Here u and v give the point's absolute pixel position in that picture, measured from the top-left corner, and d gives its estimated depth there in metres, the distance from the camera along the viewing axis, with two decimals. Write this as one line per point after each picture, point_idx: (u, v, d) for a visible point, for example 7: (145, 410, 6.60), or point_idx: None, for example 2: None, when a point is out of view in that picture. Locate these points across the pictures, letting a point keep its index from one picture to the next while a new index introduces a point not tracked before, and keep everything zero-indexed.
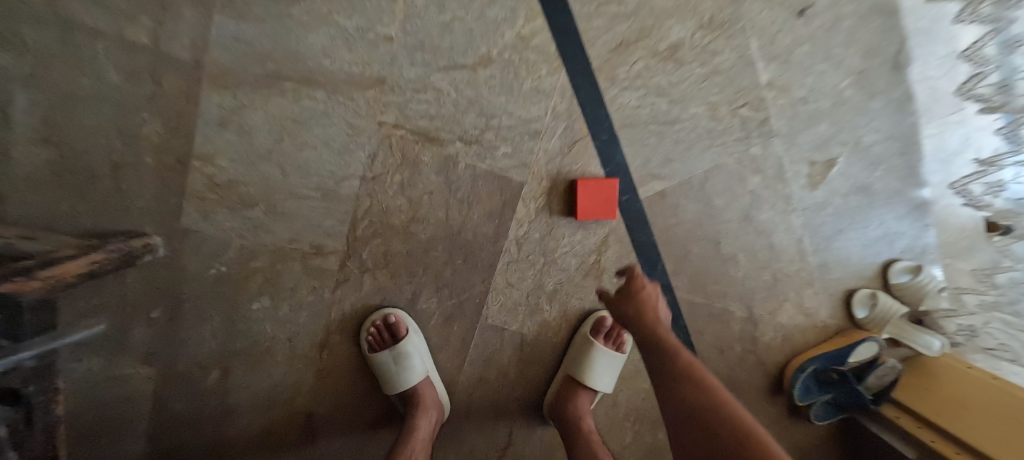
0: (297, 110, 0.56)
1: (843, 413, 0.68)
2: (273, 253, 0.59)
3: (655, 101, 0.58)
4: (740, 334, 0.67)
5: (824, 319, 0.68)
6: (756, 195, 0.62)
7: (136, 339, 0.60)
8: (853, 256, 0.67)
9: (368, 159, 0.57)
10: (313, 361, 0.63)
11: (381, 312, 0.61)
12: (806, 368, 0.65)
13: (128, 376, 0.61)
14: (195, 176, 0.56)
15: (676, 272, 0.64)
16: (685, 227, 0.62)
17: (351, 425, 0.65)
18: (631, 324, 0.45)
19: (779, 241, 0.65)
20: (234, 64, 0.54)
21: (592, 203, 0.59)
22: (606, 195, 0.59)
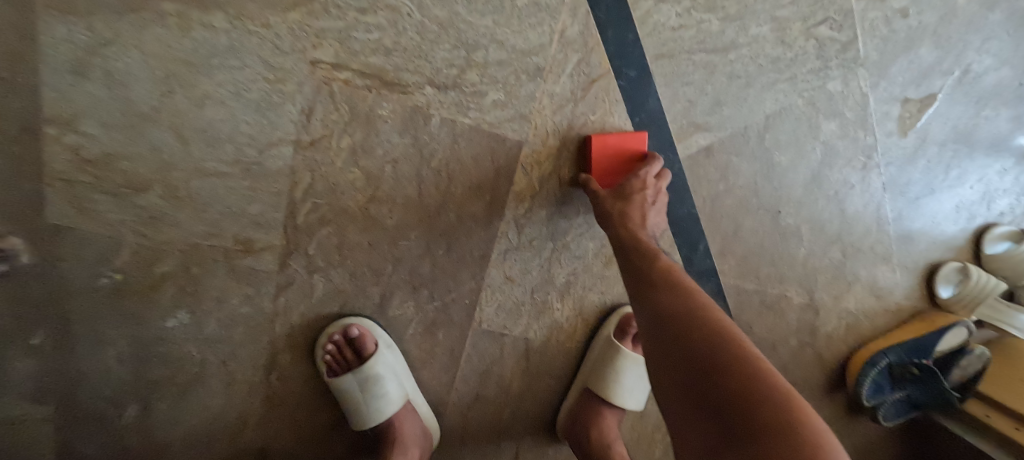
0: (189, 45, 0.38)
1: (917, 411, 0.57)
2: (184, 251, 0.43)
3: (702, 18, 0.42)
4: (799, 324, 0.54)
5: (900, 300, 0.55)
6: (829, 147, 0.47)
7: (14, 374, 0.45)
8: (943, 223, 0.52)
9: (302, 116, 0.41)
10: (259, 386, 0.49)
11: (340, 323, 0.46)
12: (880, 364, 0.53)
13: (14, 419, 0.47)
14: (52, 149, 0.39)
15: (723, 253, 0.50)
16: (736, 194, 0.47)
17: (317, 459, 0.52)
18: (611, 219, 0.39)
19: (853, 207, 0.50)
20: None
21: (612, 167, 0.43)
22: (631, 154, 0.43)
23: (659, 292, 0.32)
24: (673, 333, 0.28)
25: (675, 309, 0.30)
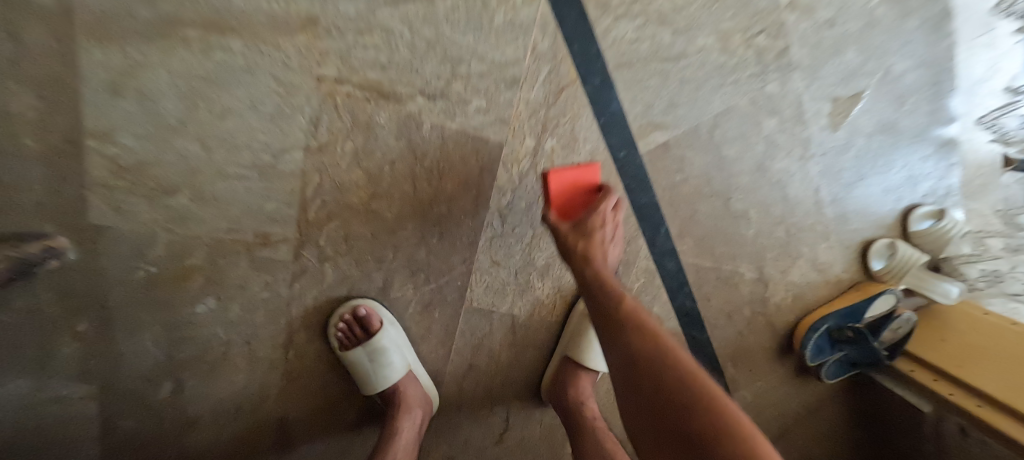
0: (209, 66, 0.44)
1: (856, 369, 0.65)
2: (210, 246, 0.50)
3: (655, 32, 0.48)
4: (751, 296, 0.62)
5: (839, 273, 0.63)
6: (770, 140, 0.54)
7: (64, 356, 0.52)
8: (874, 205, 0.60)
9: (310, 124, 0.47)
10: (279, 362, 0.56)
11: (349, 305, 0.52)
12: (820, 327, 0.61)
13: (66, 396, 0.53)
14: (94, 159, 0.45)
15: (682, 235, 0.57)
16: (691, 184, 0.55)
17: (332, 425, 0.60)
18: (576, 258, 0.43)
19: (795, 192, 0.57)
20: (113, 7, 0.41)
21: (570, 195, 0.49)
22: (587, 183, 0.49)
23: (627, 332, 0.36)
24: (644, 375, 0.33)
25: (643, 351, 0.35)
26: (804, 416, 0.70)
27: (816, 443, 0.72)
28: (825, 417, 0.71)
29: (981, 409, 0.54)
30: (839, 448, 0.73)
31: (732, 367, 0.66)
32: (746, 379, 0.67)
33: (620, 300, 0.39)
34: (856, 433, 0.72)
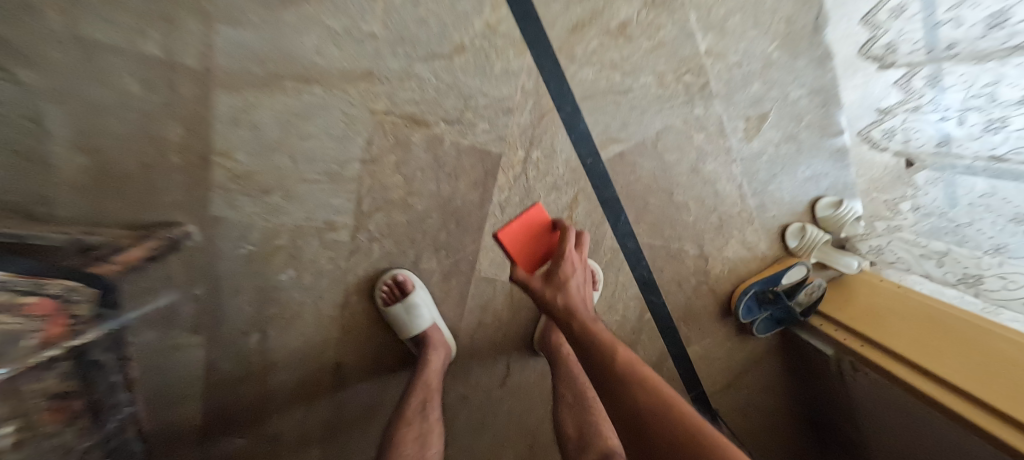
0: (298, 105, 0.64)
1: (782, 325, 0.83)
2: (293, 231, 0.69)
3: (609, 74, 0.67)
4: (694, 268, 0.81)
5: (764, 250, 0.81)
6: (701, 149, 0.73)
7: (184, 314, 0.71)
8: (785, 197, 0.79)
9: (365, 143, 0.66)
10: (338, 319, 0.75)
11: (390, 274, 0.72)
12: (749, 291, 0.79)
13: (183, 344, 0.72)
14: (217, 170, 0.65)
15: (637, 221, 0.76)
16: (642, 183, 0.73)
17: (376, 368, 0.79)
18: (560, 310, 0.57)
19: (723, 188, 0.76)
20: (237, 69, 0.61)
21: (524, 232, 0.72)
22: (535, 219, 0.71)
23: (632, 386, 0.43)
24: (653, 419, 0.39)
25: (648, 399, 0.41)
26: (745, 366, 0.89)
27: (756, 389, 0.91)
28: (762, 367, 0.90)
29: (861, 346, 0.74)
30: (775, 393, 0.91)
31: (684, 325, 0.84)
32: (695, 335, 0.85)
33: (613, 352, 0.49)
34: (788, 380, 0.91)
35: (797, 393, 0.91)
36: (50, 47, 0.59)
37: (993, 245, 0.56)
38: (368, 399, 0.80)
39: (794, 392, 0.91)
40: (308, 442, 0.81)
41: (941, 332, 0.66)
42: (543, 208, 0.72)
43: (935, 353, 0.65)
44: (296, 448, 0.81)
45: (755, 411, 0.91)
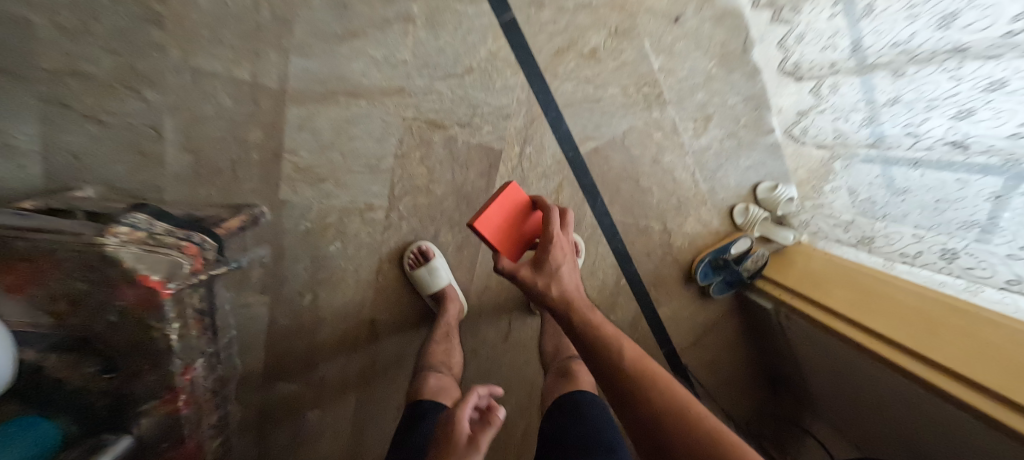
0: (348, 114, 0.84)
1: (733, 287, 1.02)
2: (341, 212, 0.89)
3: (584, 87, 0.87)
4: (660, 241, 0.99)
5: (716, 226, 1.00)
6: (660, 145, 0.93)
7: (253, 278, 0.90)
8: (731, 182, 0.98)
9: (397, 143, 0.87)
10: (374, 283, 0.94)
11: (416, 245, 0.91)
12: (705, 258, 0.97)
13: (251, 302, 0.91)
14: (286, 164, 0.85)
15: (611, 203, 0.95)
16: (614, 171, 0.93)
17: (404, 323, 0.98)
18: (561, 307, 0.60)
19: (679, 176, 0.95)
20: (304, 88, 0.82)
21: (501, 217, 0.67)
22: (513, 198, 0.68)
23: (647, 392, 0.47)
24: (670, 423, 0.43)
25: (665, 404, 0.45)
26: (708, 324, 1.07)
27: (719, 345, 1.08)
28: (723, 325, 1.08)
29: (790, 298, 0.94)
30: (735, 348, 1.09)
31: (654, 290, 1.03)
32: (664, 298, 1.04)
33: (621, 351, 0.52)
34: (744, 336, 1.09)
35: (754, 347, 1.09)
36: (168, 74, 0.79)
37: (884, 210, 0.78)
38: (397, 350, 0.99)
39: (751, 346, 1.09)
40: (347, 387, 0.99)
41: (863, 291, 0.84)
42: (517, 186, 0.69)
43: (848, 304, 0.84)
44: (338, 393, 0.99)
45: (718, 363, 1.09)
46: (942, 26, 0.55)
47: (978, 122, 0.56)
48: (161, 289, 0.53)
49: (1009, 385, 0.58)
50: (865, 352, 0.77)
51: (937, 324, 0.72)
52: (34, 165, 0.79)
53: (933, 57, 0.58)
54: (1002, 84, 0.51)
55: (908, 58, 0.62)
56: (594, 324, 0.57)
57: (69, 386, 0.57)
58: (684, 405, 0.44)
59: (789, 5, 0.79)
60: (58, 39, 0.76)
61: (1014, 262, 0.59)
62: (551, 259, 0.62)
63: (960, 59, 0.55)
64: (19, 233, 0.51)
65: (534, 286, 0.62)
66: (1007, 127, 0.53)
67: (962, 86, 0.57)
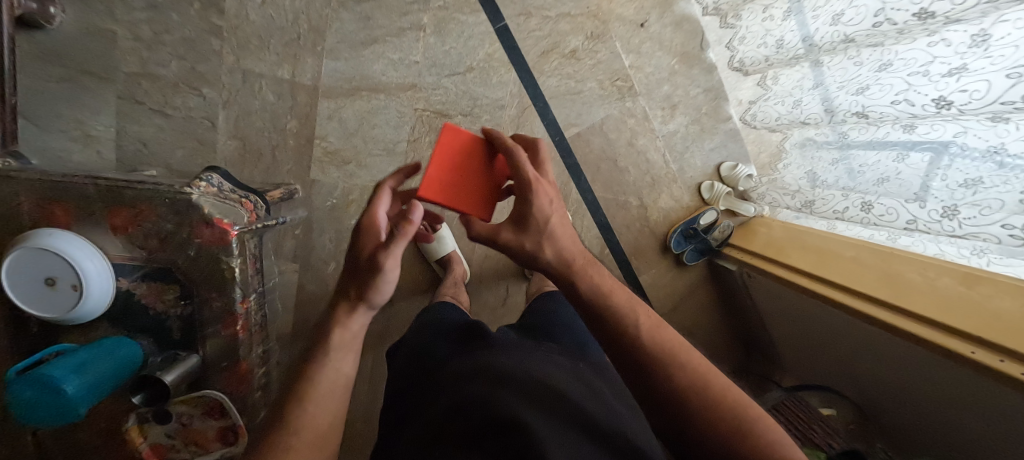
0: (370, 106, 1.01)
1: (705, 255, 1.17)
2: (362, 189, 1.04)
3: (567, 82, 1.05)
4: (638, 215, 1.15)
5: (686, 201, 1.16)
6: (632, 130, 1.10)
7: (287, 248, 1.04)
8: (696, 163, 1.15)
9: (411, 129, 1.03)
10: None
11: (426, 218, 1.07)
12: (676, 229, 1.12)
13: (284, 270, 1.05)
14: (317, 148, 1.01)
15: (593, 180, 1.11)
16: (595, 153, 1.09)
17: (416, 289, 1.11)
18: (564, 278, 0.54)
19: (652, 156, 1.12)
20: (334, 84, 0.99)
21: (447, 171, 0.62)
22: (451, 146, 0.63)
23: (668, 368, 0.45)
24: (696, 403, 0.43)
25: (688, 382, 0.44)
26: (684, 290, 1.20)
27: (696, 310, 1.21)
28: (698, 291, 1.21)
29: (753, 259, 1.07)
30: (711, 312, 1.21)
31: (635, 258, 1.17)
32: (644, 266, 1.17)
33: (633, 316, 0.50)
34: (719, 302, 1.22)
35: (728, 312, 1.22)
36: (223, 75, 0.97)
37: (822, 177, 0.93)
38: (409, 314, 1.10)
39: (727, 311, 1.21)
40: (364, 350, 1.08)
41: (821, 254, 0.95)
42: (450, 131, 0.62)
43: (808, 263, 0.95)
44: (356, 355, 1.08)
45: (697, 327, 1.21)
46: (835, 22, 0.72)
47: (870, 95, 0.72)
48: (229, 230, 0.67)
49: (948, 315, 0.67)
50: (817, 298, 0.88)
51: (883, 269, 0.82)
52: (109, 151, 0.95)
53: (836, 46, 0.74)
54: (888, 66, 0.67)
55: (817, 49, 0.79)
56: (601, 292, 0.52)
57: (152, 312, 0.70)
58: (701, 380, 0.45)
59: (732, 12, 0.95)
60: (137, 47, 0.94)
61: (912, 204, 0.74)
62: (534, 215, 0.54)
63: (856, 48, 0.72)
64: (127, 185, 0.65)
65: (521, 249, 0.54)
66: (890, 96, 0.68)
67: (862, 69, 0.72)
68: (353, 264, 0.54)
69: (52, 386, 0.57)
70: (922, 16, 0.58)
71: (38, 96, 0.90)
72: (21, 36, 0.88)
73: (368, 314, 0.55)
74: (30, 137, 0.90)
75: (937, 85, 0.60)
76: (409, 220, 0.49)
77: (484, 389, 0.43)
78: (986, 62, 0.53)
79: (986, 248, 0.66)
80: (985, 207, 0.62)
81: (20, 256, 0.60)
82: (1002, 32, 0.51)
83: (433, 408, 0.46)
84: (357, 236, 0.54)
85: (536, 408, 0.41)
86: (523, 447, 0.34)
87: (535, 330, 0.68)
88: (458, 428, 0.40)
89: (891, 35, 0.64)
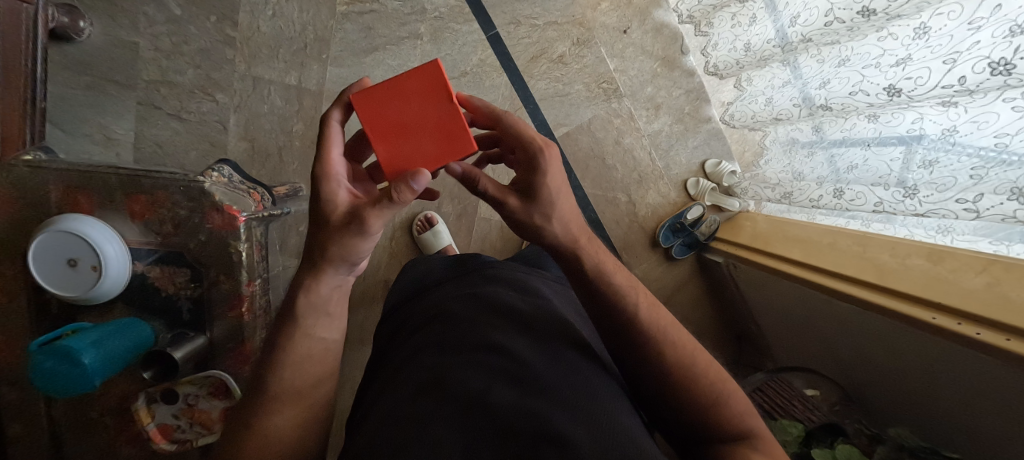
0: None
1: (693, 249, 1.21)
2: None
3: (554, 86, 1.13)
4: (627, 211, 1.20)
5: (673, 197, 1.21)
6: (618, 130, 1.17)
7: (291, 243, 1.09)
8: (682, 160, 1.20)
9: None
10: (389, 247, 1.13)
11: (424, 214, 1.12)
12: (664, 224, 1.17)
13: (287, 265, 1.09)
14: None
15: (583, 177, 1.17)
16: (583, 152, 1.16)
17: None
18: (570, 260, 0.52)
19: (638, 154, 1.18)
20: (337, 89, 1.07)
21: (396, 139, 0.54)
22: (384, 102, 0.54)
23: (657, 348, 0.46)
24: (679, 382, 0.45)
25: (677, 360, 0.46)
26: (675, 284, 1.23)
27: (688, 304, 1.24)
28: (688, 285, 1.24)
29: (739, 249, 1.11)
30: (701, 306, 1.24)
31: (625, 253, 1.21)
32: (635, 261, 1.21)
33: (628, 298, 0.49)
34: (708, 295, 1.25)
35: (718, 304, 1.24)
36: (236, 81, 1.05)
37: (799, 169, 0.97)
38: None
39: (717, 304, 1.24)
40: (363, 342, 1.11)
41: (805, 244, 0.97)
42: (366, 93, 0.53)
43: (796, 251, 0.96)
44: (354, 347, 1.10)
45: (690, 322, 1.23)
46: (794, 23, 0.79)
47: (832, 89, 0.77)
48: (237, 216, 0.71)
49: (920, 289, 0.69)
50: (802, 283, 0.90)
51: (862, 253, 0.84)
52: (128, 153, 1.02)
53: (797, 46, 0.81)
54: (845, 61, 0.72)
55: (780, 51, 0.85)
56: (604, 272, 0.51)
57: (164, 295, 0.73)
58: (688, 358, 0.46)
59: (705, 21, 1.03)
60: (157, 57, 1.02)
61: (879, 188, 0.77)
62: (546, 187, 0.51)
63: (815, 47, 0.78)
64: (145, 174, 0.70)
65: (530, 221, 0.52)
66: (848, 88, 0.73)
67: (825, 66, 0.77)
68: (320, 221, 0.49)
69: (72, 356, 0.58)
70: (866, 13, 0.64)
71: (66, 103, 0.98)
72: (53, 49, 0.97)
73: (344, 276, 0.52)
74: (57, 140, 0.97)
75: (887, 75, 0.65)
76: (408, 186, 0.45)
77: (478, 324, 0.48)
78: (926, 52, 0.58)
79: (952, 227, 0.70)
80: (941, 185, 0.65)
81: (42, 239, 0.62)
82: (938, 24, 0.55)
83: (423, 333, 0.51)
84: (316, 187, 0.49)
85: (521, 335, 0.46)
86: (514, 371, 0.40)
87: (526, 261, 0.75)
88: (450, 349, 0.45)
89: (843, 33, 0.70)
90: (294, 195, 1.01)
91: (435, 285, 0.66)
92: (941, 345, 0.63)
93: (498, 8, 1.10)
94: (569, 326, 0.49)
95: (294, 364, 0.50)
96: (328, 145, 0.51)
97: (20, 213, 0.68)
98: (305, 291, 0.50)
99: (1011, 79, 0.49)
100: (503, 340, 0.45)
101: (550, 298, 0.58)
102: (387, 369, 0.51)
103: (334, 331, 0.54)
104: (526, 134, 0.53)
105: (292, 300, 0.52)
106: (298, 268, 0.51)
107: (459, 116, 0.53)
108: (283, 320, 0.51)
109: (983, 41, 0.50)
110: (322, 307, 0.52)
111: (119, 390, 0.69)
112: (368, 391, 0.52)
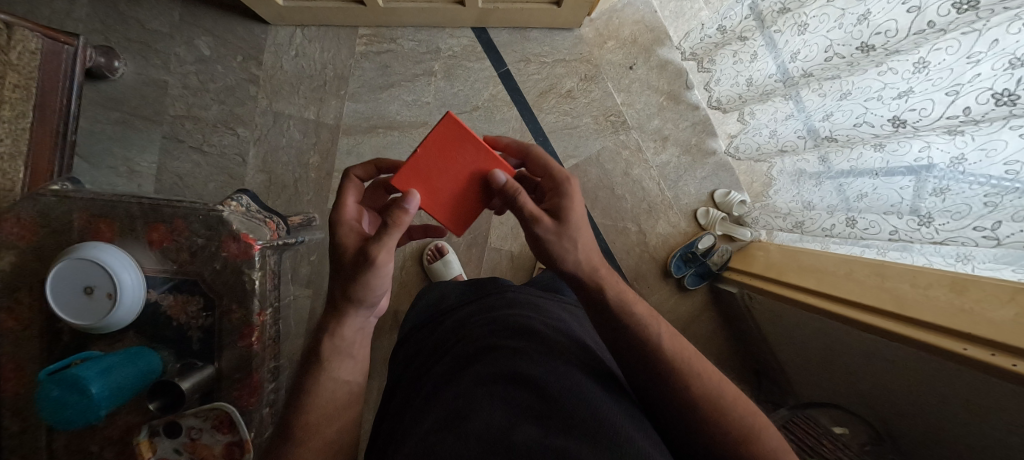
0: (385, 141, 1.11)
1: (705, 280, 1.19)
2: None
3: (562, 119, 1.17)
4: (636, 240, 1.20)
5: (682, 226, 1.21)
6: (627, 160, 1.19)
7: (302, 273, 1.10)
8: (691, 190, 1.21)
9: None
10: (399, 277, 1.13)
11: (434, 244, 1.13)
12: (676, 254, 1.16)
13: (297, 296, 1.09)
14: (335, 180, 1.10)
15: (592, 207, 1.19)
16: (592, 182, 1.18)
17: None
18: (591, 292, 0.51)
19: (647, 184, 1.20)
20: (353, 123, 1.11)
21: (446, 189, 0.59)
22: (417, 178, 0.58)
23: (678, 380, 0.45)
24: (703, 415, 0.43)
25: (700, 392, 0.44)
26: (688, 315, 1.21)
27: (702, 336, 1.21)
28: (702, 317, 1.22)
29: (752, 280, 1.10)
30: (715, 338, 1.21)
31: (636, 283, 1.20)
32: (646, 291, 1.20)
33: (648, 331, 0.48)
34: (722, 327, 1.22)
35: (733, 337, 1.22)
36: (257, 116, 1.09)
37: (809, 198, 0.97)
38: None
39: (732, 336, 1.22)
40: (371, 374, 1.08)
41: (819, 274, 0.95)
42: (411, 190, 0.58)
43: (811, 282, 0.95)
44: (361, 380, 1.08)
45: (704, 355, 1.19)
46: (794, 60, 0.82)
47: (835, 121, 0.78)
48: (252, 244, 0.72)
49: (947, 320, 0.67)
50: (821, 314, 0.88)
51: (880, 283, 0.82)
52: (148, 184, 1.05)
53: (797, 80, 0.84)
54: (847, 94, 0.74)
55: (781, 85, 0.89)
56: (624, 302, 0.51)
57: (175, 326, 0.72)
58: (711, 390, 0.44)
59: (707, 58, 1.07)
60: (184, 94, 1.07)
61: (891, 215, 0.76)
62: (575, 210, 0.54)
63: (815, 81, 0.81)
64: (168, 204, 0.72)
65: (560, 245, 0.51)
66: (852, 119, 0.74)
67: (826, 99, 0.79)
68: (339, 263, 0.51)
69: (81, 387, 0.57)
70: (863, 49, 0.67)
71: (95, 138, 1.03)
72: (88, 87, 1.02)
73: (366, 318, 0.53)
74: (82, 173, 1.01)
75: (889, 106, 0.66)
76: (401, 208, 0.47)
77: (495, 352, 0.47)
78: (927, 84, 0.59)
79: (973, 254, 0.69)
80: (956, 212, 0.64)
81: (62, 266, 0.63)
82: (936, 59, 0.57)
83: (439, 365, 0.50)
84: (334, 233, 0.53)
85: (541, 361, 0.45)
86: (536, 406, 0.39)
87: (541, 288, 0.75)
88: (465, 379, 0.44)
89: (843, 68, 0.73)
90: (309, 226, 1.02)
91: (449, 312, 0.65)
92: (972, 382, 0.61)
93: (509, 47, 1.15)
94: (587, 360, 0.48)
95: (316, 405, 0.49)
96: (342, 197, 0.56)
97: (40, 241, 0.69)
98: (333, 331, 0.52)
99: (1015, 110, 0.49)
100: (525, 368, 0.43)
101: (571, 326, 0.56)
102: (404, 405, 0.50)
103: (357, 373, 0.54)
104: (551, 165, 0.59)
105: (318, 337, 0.52)
106: (324, 313, 0.53)
107: (448, 140, 0.56)
108: (314, 361, 0.52)
109: (984, 74, 0.52)
110: (344, 344, 0.52)
111: (123, 426, 0.67)
112: (387, 429, 0.50)
